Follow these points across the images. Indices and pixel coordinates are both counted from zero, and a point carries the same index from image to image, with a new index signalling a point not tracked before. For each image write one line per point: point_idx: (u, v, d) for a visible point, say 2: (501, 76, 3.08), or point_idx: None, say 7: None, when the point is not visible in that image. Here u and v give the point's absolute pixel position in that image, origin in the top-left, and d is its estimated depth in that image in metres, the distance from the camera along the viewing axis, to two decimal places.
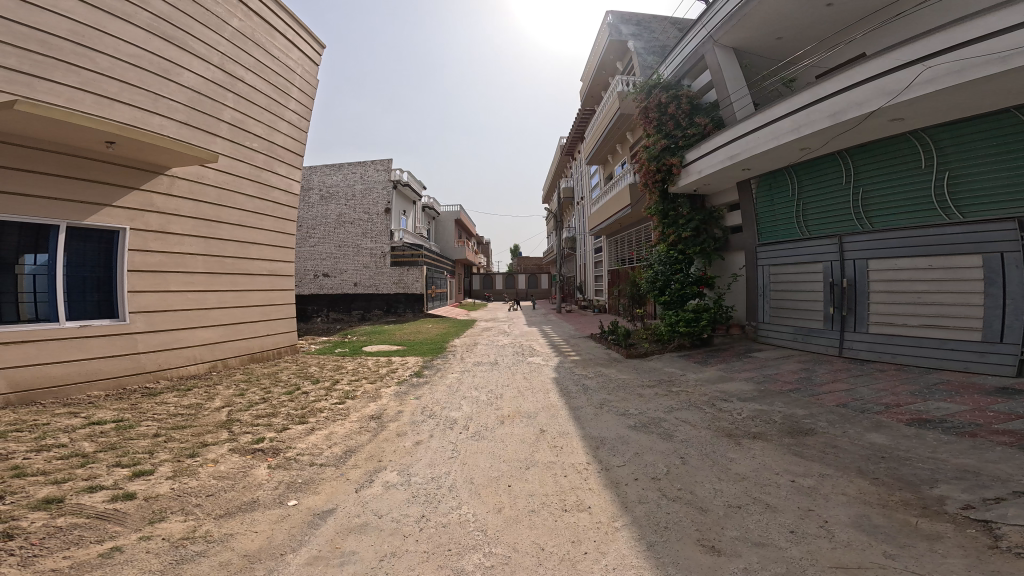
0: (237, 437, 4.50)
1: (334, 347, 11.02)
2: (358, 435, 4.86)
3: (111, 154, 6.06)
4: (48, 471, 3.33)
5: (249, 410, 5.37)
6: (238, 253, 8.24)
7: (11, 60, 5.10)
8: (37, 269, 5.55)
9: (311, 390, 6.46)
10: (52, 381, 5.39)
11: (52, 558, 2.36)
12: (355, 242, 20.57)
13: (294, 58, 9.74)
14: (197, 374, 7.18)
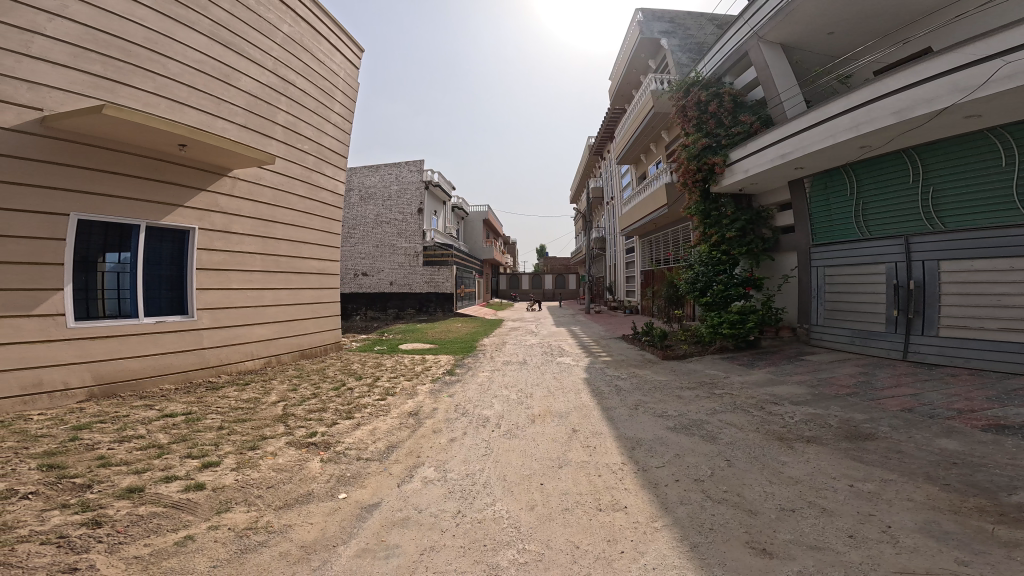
0: (293, 430, 4.83)
1: (375, 344, 11.54)
2: (399, 431, 5.09)
3: (181, 156, 6.57)
4: (130, 461, 3.73)
5: (302, 405, 5.74)
6: (291, 252, 8.75)
7: (96, 68, 5.58)
8: (121, 266, 6.06)
9: (355, 387, 6.79)
10: (129, 373, 5.94)
11: (136, 544, 2.65)
12: (391, 242, 21.20)
13: (337, 62, 10.08)
14: (254, 369, 7.73)
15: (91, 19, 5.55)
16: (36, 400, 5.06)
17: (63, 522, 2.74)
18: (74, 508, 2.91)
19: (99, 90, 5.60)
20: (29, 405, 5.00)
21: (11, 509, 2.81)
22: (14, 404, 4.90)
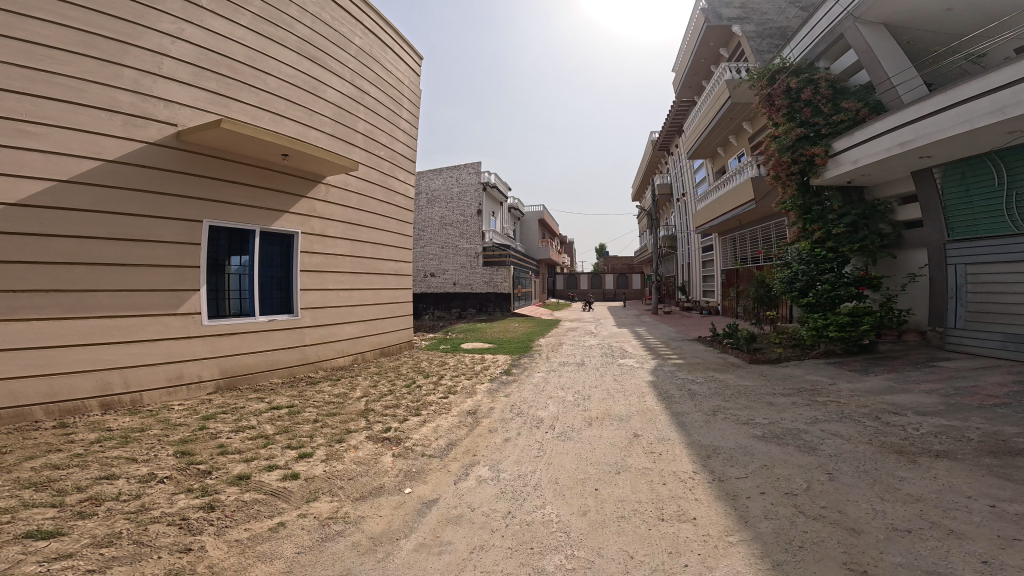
0: (372, 425, 5.38)
1: (440, 343, 12.21)
2: (458, 429, 5.42)
3: (283, 166, 7.51)
4: (242, 450, 4.47)
5: (380, 400, 6.35)
6: (374, 253, 9.63)
7: (211, 84, 6.50)
8: (241, 268, 7.11)
9: (423, 384, 7.34)
10: (245, 368, 6.99)
11: (238, 529, 3.19)
12: (454, 242, 22.14)
13: (402, 70, 10.69)
14: (343, 365, 8.66)
15: (204, 42, 6.46)
16: (176, 391, 6.09)
17: (185, 505, 3.38)
18: (195, 492, 3.57)
19: (214, 105, 6.54)
20: (171, 395, 6.04)
21: (149, 491, 3.52)
22: (159, 394, 5.92)
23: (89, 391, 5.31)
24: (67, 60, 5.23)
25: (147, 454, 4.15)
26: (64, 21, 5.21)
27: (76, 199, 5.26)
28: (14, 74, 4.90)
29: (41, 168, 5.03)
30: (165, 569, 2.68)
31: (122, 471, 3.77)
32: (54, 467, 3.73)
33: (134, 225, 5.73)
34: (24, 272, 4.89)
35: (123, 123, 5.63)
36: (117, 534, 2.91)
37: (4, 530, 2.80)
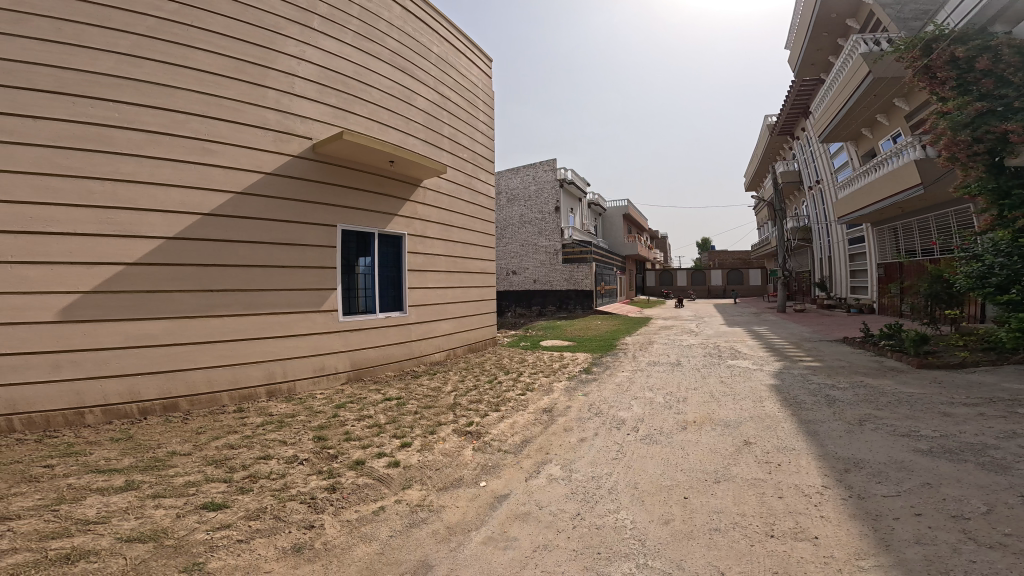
0: (458, 419, 5.87)
1: (520, 340, 12.51)
2: (533, 426, 5.67)
3: (393, 172, 8.21)
4: (361, 437, 5.28)
5: (466, 395, 6.88)
6: (463, 252, 10.25)
7: (332, 100, 7.25)
8: (366, 270, 7.90)
9: (503, 380, 7.73)
10: (370, 361, 7.78)
11: (349, 509, 3.82)
12: (533, 241, 22.56)
13: (475, 74, 11.03)
14: (439, 360, 9.33)
15: (323, 62, 7.18)
16: (319, 380, 7.01)
17: (313, 485, 4.15)
18: (323, 474, 4.35)
19: (336, 118, 7.30)
20: (315, 383, 6.96)
21: (290, 471, 4.39)
22: (307, 383, 6.86)
23: (259, 379, 6.32)
24: (226, 84, 6.08)
25: (292, 438, 5.15)
26: (222, 51, 6.05)
27: (246, 209, 6.24)
28: (195, 100, 5.84)
29: (220, 182, 6.01)
30: (292, 542, 3.36)
31: (273, 453, 4.74)
32: (229, 446, 4.83)
33: (286, 230, 6.65)
34: (214, 275, 5.95)
35: (273, 138, 6.51)
36: (262, 509, 3.69)
37: (193, 499, 3.73)
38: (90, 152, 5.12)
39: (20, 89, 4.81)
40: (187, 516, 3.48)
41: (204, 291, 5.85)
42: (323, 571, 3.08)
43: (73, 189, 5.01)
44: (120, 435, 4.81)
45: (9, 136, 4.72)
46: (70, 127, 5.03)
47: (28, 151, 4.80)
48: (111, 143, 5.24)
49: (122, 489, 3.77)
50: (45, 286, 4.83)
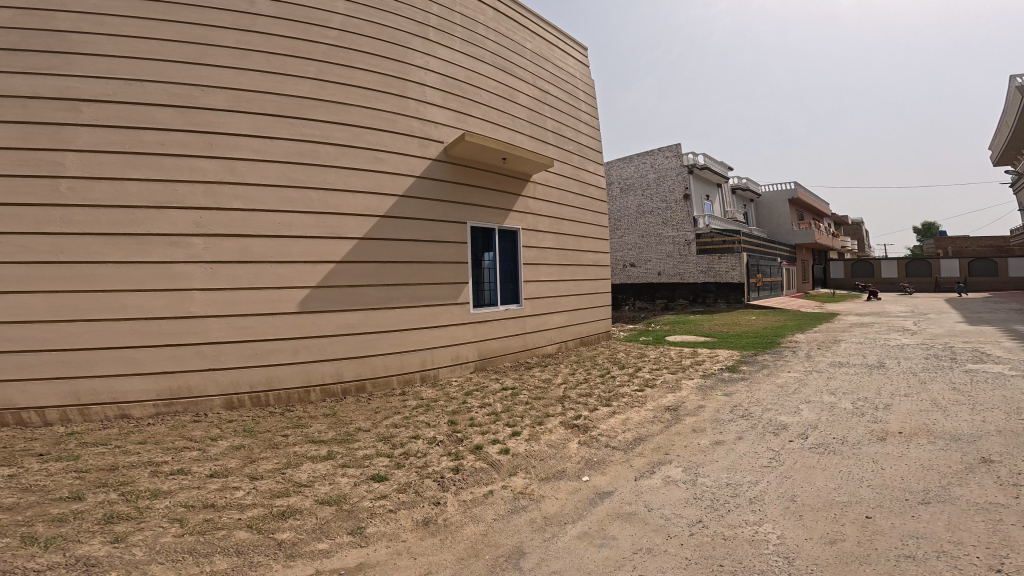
0: (565, 411, 5.67)
1: (641, 335, 11.68)
2: (651, 424, 5.17)
3: (506, 169, 7.82)
4: (483, 423, 5.21)
5: (575, 388, 6.65)
6: (575, 246, 9.86)
7: (454, 104, 6.88)
8: (490, 264, 7.58)
9: (618, 374, 7.30)
10: (492, 352, 7.48)
11: (466, 491, 3.95)
12: (657, 231, 20.85)
13: (571, 65, 10.30)
14: (550, 353, 8.92)
15: (444, 71, 6.91)
16: (455, 368, 6.84)
17: (443, 465, 4.30)
18: (451, 455, 4.48)
19: (460, 121, 6.90)
20: (453, 371, 6.81)
21: (430, 451, 4.56)
22: (447, 370, 6.72)
23: (415, 366, 6.35)
24: (380, 97, 6.16)
25: (434, 420, 5.18)
26: (375, 68, 6.15)
27: (409, 209, 6.36)
28: (364, 113, 6.03)
29: (389, 188, 6.20)
30: (421, 516, 3.62)
31: (422, 432, 4.89)
32: (391, 425, 5.05)
33: (437, 229, 6.65)
34: (389, 268, 6.16)
35: (419, 144, 6.50)
36: (407, 484, 4.00)
37: (363, 470, 4.16)
38: (303, 165, 5.56)
39: (258, 115, 5.34)
40: (360, 485, 3.92)
41: (382, 284, 6.07)
42: (440, 545, 3.27)
43: (301, 198, 5.52)
44: (327, 411, 5.29)
45: (256, 156, 5.29)
46: (292, 145, 5.51)
47: (266, 168, 5.35)
48: (315, 157, 5.64)
49: (320, 458, 4.29)
50: (289, 282, 5.42)
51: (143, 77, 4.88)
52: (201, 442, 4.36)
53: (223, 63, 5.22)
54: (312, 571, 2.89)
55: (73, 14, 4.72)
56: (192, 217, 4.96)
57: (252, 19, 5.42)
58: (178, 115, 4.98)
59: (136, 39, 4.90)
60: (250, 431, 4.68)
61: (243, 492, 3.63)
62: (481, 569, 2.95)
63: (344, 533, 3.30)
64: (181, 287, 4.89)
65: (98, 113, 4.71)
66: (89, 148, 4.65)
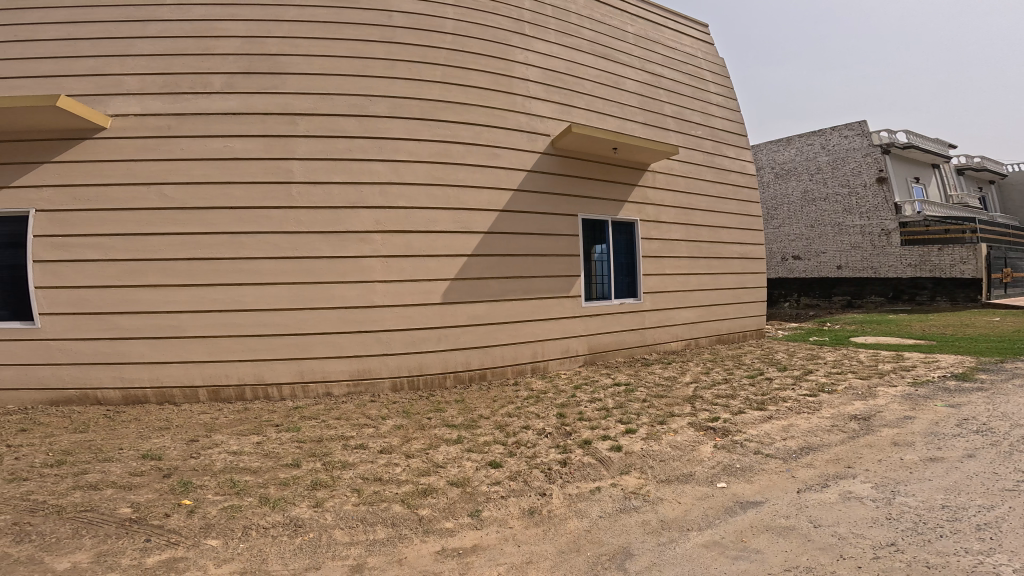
0: (697, 412, 4.93)
1: (810, 335, 9.63)
2: (827, 434, 4.11)
3: (619, 159, 7.29)
4: (592, 418, 4.91)
5: (711, 388, 5.76)
6: (712, 236, 8.72)
7: (557, 96, 6.53)
8: (601, 256, 7.16)
9: (776, 377, 6.06)
10: (604, 346, 7.07)
11: (572, 484, 3.67)
12: (835, 221, 17.10)
13: (688, 45, 9.28)
14: (677, 350, 8.07)
15: (544, 65, 6.49)
16: (565, 361, 6.60)
17: (551, 458, 4.09)
18: (559, 448, 4.25)
19: (563, 114, 6.58)
20: (563, 363, 6.57)
21: (539, 442, 4.39)
22: (557, 362, 6.50)
23: (528, 357, 6.20)
24: (492, 95, 5.91)
25: (543, 412, 5.03)
26: (481, 68, 5.88)
27: (525, 202, 6.11)
28: (478, 113, 5.77)
29: (507, 183, 5.93)
30: (528, 505, 3.45)
31: (532, 423, 4.75)
32: (506, 414, 4.98)
33: (550, 222, 6.35)
34: (511, 260, 6.00)
35: (528, 139, 6.16)
36: (517, 472, 3.87)
37: (483, 455, 4.14)
38: (446, 165, 5.51)
39: (413, 119, 5.39)
40: (479, 470, 3.90)
41: (505, 277, 5.93)
42: (542, 536, 3.07)
43: (444, 195, 5.46)
44: (457, 398, 5.37)
45: (410, 158, 5.33)
46: (435, 145, 5.47)
47: (419, 168, 5.37)
48: (451, 156, 5.53)
49: (451, 441, 4.38)
50: (437, 274, 5.44)
51: (333, 92, 5.15)
52: (375, 420, 4.72)
53: (382, 74, 5.36)
54: (439, 548, 2.93)
55: (276, 39, 5.14)
56: (373, 215, 5.14)
57: (391, 30, 5.50)
58: (359, 123, 5.18)
59: (331, 58, 5.23)
60: (406, 411, 4.94)
61: (399, 469, 3.88)
62: (581, 565, 2.69)
63: (465, 514, 3.31)
64: (363, 279, 5.12)
65: (307, 124, 5.04)
66: (305, 156, 4.99)
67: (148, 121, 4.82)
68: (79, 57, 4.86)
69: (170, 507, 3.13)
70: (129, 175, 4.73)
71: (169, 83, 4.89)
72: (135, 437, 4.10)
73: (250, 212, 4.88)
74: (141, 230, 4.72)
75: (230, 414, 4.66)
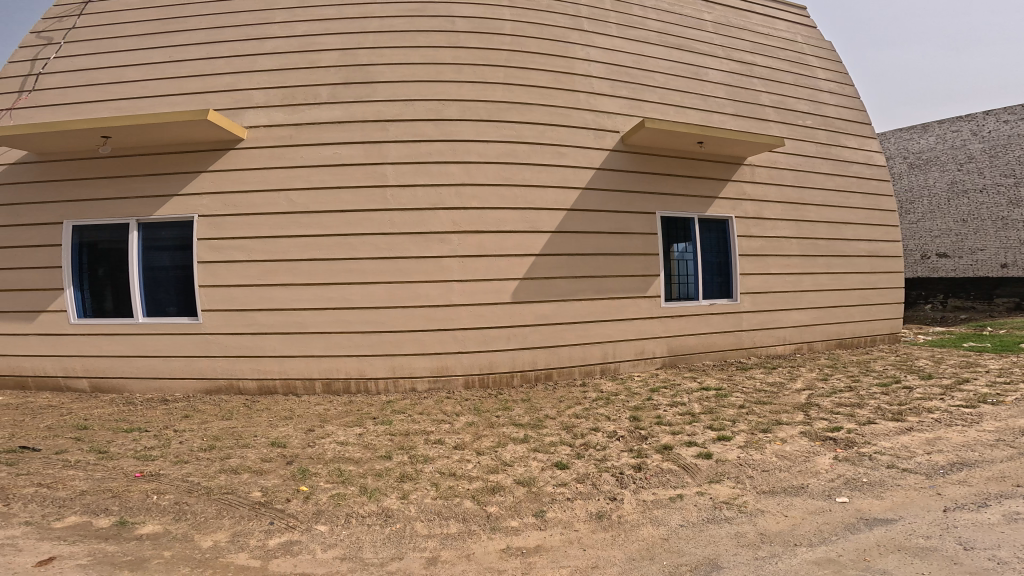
0: (812, 421, 4.26)
1: (961, 340, 8.06)
2: (990, 449, 3.43)
3: (704, 153, 6.80)
4: (672, 422, 4.51)
5: (831, 396, 4.93)
6: (829, 233, 7.77)
7: (625, 91, 6.39)
8: (682, 255, 6.67)
9: (918, 386, 5.05)
10: (687, 348, 6.59)
11: (647, 491, 3.34)
12: (999, 215, 13.63)
13: (784, 28, 8.39)
14: (783, 354, 7.29)
15: (607, 60, 6.39)
16: (638, 363, 6.27)
17: (624, 462, 3.80)
18: (632, 452, 3.94)
19: (633, 109, 6.41)
20: (635, 366, 6.25)
21: (609, 445, 4.13)
22: (629, 364, 6.21)
23: (597, 358, 6.02)
24: (553, 93, 5.93)
25: (615, 415, 4.77)
26: (542, 67, 5.95)
27: (593, 201, 5.99)
28: (542, 112, 5.84)
29: (573, 181, 5.89)
30: (596, 508, 3.19)
31: (602, 426, 4.52)
32: (573, 415, 4.81)
33: (623, 220, 6.14)
34: (580, 258, 5.90)
35: (594, 136, 6.08)
36: (585, 475, 3.62)
37: (549, 455, 3.98)
38: (512, 165, 5.62)
39: (481, 121, 5.59)
40: (545, 470, 3.73)
41: (573, 276, 5.86)
42: (611, 541, 2.81)
43: (511, 195, 5.59)
44: (524, 396, 5.37)
45: (480, 159, 5.51)
46: (502, 145, 5.61)
47: (487, 168, 5.54)
48: (516, 157, 5.64)
49: (518, 440, 4.30)
50: (506, 274, 5.55)
51: (411, 97, 5.45)
52: (450, 416, 4.86)
53: (450, 78, 5.58)
54: (504, 545, 2.81)
55: (368, 49, 5.52)
56: (450, 217, 5.38)
57: (455, 35, 5.73)
58: (434, 127, 5.45)
59: (411, 66, 5.54)
60: (476, 409, 5.02)
61: (470, 465, 3.84)
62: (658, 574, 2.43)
63: (529, 514, 3.15)
64: (442, 278, 5.36)
65: (396, 130, 5.36)
66: (396, 161, 5.31)
67: (275, 131, 5.26)
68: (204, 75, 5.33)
69: (290, 492, 3.37)
70: (263, 182, 5.18)
71: (288, 94, 5.31)
72: (265, 425, 4.56)
73: (358, 214, 5.24)
74: (273, 233, 5.17)
75: (337, 406, 5.07)
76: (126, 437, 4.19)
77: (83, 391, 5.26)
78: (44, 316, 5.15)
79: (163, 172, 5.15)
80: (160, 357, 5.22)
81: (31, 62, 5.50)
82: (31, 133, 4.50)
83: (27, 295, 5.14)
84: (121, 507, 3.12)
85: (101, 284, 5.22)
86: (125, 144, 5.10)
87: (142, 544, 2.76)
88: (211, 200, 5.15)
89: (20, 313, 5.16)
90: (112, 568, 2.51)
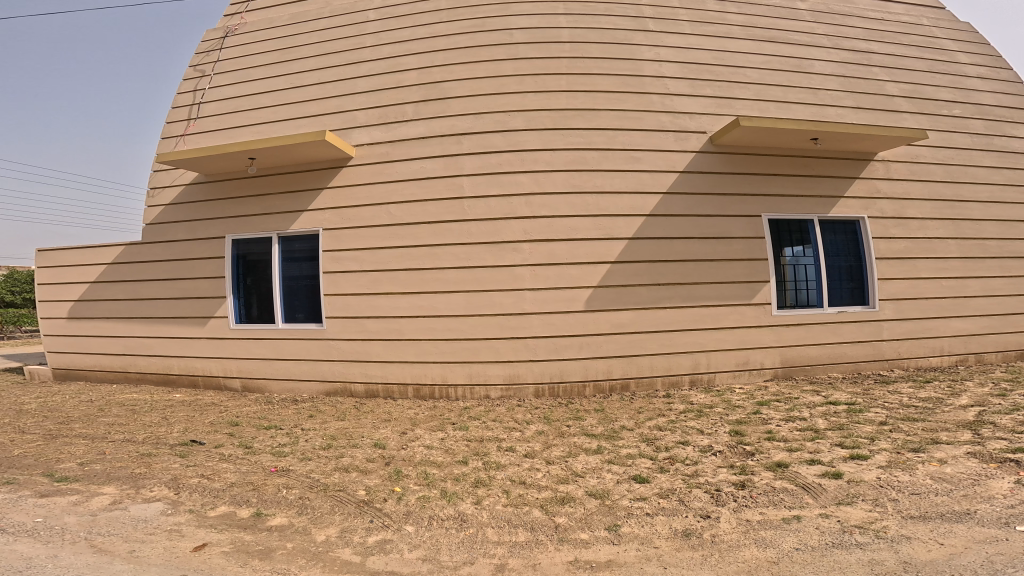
0: (984, 441, 3.47)
1: None
2: None
3: (821, 150, 6.01)
4: (787, 439, 3.88)
5: (1011, 414, 4.02)
6: (1002, 232, 6.31)
7: (707, 90, 6.09)
8: (797, 260, 5.87)
9: None
10: (807, 359, 5.77)
11: (752, 510, 2.87)
12: None
13: (908, 8, 7.23)
14: (942, 368, 5.99)
15: (679, 58, 6.20)
16: (740, 375, 5.65)
17: (721, 478, 3.35)
18: (733, 468, 3.47)
19: (721, 108, 6.06)
20: (736, 378, 5.63)
21: (702, 460, 3.70)
22: (727, 376, 5.62)
23: (686, 368, 5.58)
24: (622, 97, 5.91)
25: (709, 428, 4.30)
26: (609, 71, 6.00)
27: (676, 206, 5.68)
28: (612, 116, 5.84)
29: (651, 186, 5.69)
30: (682, 526, 2.82)
31: (692, 439, 4.09)
32: (655, 427, 4.46)
33: (719, 225, 5.69)
34: (663, 265, 5.59)
35: (673, 138, 5.84)
36: (670, 490, 3.27)
37: (625, 468, 3.69)
38: (582, 172, 5.66)
39: (547, 129, 5.77)
40: (621, 484, 3.45)
41: (658, 283, 5.56)
42: (702, 561, 2.44)
43: (583, 203, 5.59)
44: (597, 407, 5.17)
45: (548, 167, 5.66)
46: (570, 153, 5.70)
47: (558, 177, 5.65)
48: (586, 163, 5.68)
49: (592, 451, 4.07)
50: (580, 282, 5.48)
51: (483, 111, 5.87)
52: (523, 424, 4.83)
53: (513, 89, 5.91)
54: (571, 558, 2.60)
55: (440, 68, 6.12)
56: (522, 225, 5.56)
57: (515, 47, 6.08)
58: (503, 138, 5.76)
59: (482, 79, 5.98)
60: (549, 418, 4.93)
61: (540, 474, 3.72)
62: None
63: (603, 527, 2.90)
64: (516, 287, 5.50)
65: (469, 142, 5.80)
66: (471, 173, 5.71)
67: (374, 151, 6.02)
68: (315, 117, 6.32)
69: (388, 492, 3.53)
70: (368, 200, 5.91)
71: (383, 116, 6.09)
72: (369, 427, 4.98)
73: (443, 226, 5.70)
74: (367, 246, 5.86)
75: (425, 410, 5.37)
76: (266, 434, 4.89)
77: (235, 390, 6.38)
78: (211, 323, 6.40)
79: (294, 190, 6.18)
80: (289, 360, 6.15)
81: (193, 93, 6.93)
82: (204, 158, 5.73)
83: (198, 301, 6.46)
84: (256, 499, 3.45)
85: (253, 295, 6.33)
86: (267, 166, 6.24)
87: (271, 535, 2.98)
88: (326, 222, 6.02)
89: (193, 319, 6.48)
90: (247, 556, 2.72)
